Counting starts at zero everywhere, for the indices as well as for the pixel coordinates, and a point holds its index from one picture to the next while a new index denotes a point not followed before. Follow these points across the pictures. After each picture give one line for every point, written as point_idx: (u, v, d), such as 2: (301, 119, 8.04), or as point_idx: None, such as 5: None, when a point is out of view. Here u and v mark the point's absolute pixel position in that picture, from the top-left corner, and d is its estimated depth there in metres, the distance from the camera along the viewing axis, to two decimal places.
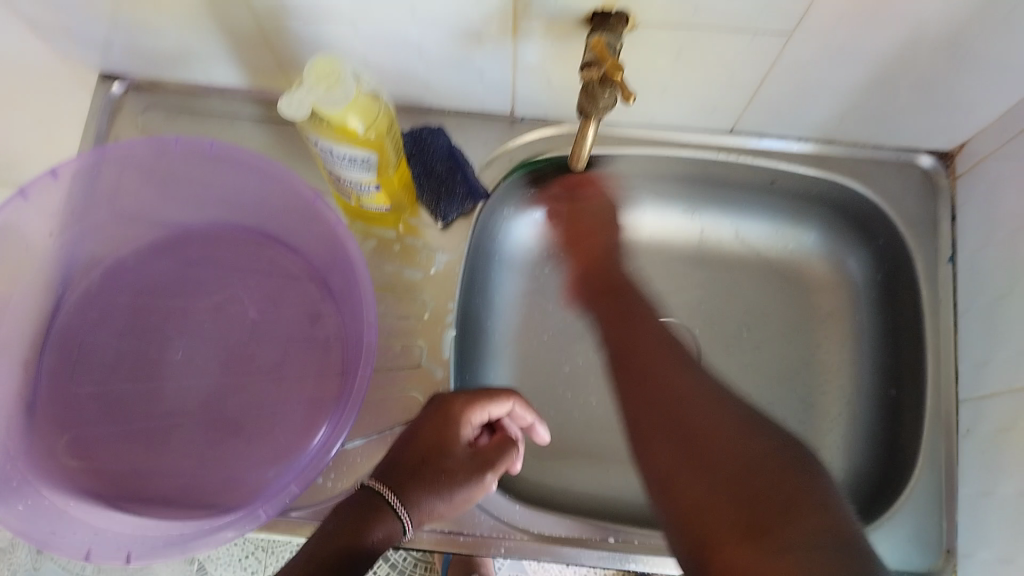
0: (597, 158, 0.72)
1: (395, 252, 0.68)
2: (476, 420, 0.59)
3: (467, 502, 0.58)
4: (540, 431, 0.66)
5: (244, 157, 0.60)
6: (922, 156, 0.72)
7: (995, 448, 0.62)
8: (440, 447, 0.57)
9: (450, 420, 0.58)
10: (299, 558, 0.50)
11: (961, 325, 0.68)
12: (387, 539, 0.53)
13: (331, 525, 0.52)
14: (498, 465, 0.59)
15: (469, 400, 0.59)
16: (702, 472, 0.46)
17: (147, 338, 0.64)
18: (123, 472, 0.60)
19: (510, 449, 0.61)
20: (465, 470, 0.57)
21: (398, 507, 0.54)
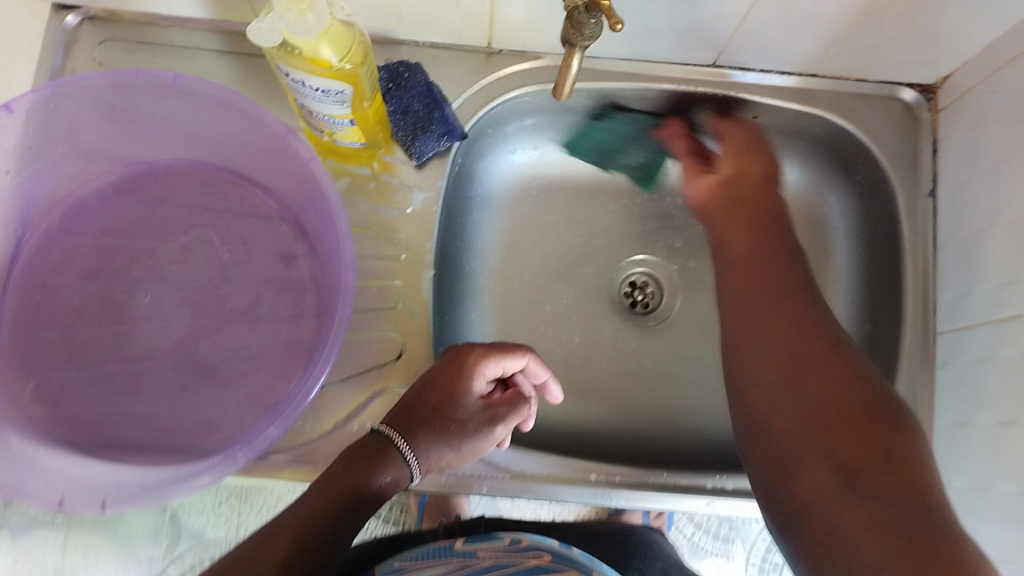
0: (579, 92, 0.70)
1: (370, 190, 0.66)
2: (490, 373, 0.58)
3: (474, 453, 0.58)
4: (552, 390, 0.65)
5: (210, 90, 0.57)
6: (905, 90, 0.71)
7: (972, 380, 0.63)
8: (453, 399, 0.56)
9: (465, 372, 0.56)
10: (306, 497, 0.52)
11: (941, 260, 0.68)
12: (394, 484, 0.54)
13: (340, 465, 0.53)
14: (508, 420, 0.59)
15: (485, 352, 0.57)
16: (775, 394, 0.52)
17: (113, 280, 0.62)
18: (95, 418, 0.59)
19: (522, 404, 0.60)
20: (475, 422, 0.57)
21: (410, 454, 0.54)
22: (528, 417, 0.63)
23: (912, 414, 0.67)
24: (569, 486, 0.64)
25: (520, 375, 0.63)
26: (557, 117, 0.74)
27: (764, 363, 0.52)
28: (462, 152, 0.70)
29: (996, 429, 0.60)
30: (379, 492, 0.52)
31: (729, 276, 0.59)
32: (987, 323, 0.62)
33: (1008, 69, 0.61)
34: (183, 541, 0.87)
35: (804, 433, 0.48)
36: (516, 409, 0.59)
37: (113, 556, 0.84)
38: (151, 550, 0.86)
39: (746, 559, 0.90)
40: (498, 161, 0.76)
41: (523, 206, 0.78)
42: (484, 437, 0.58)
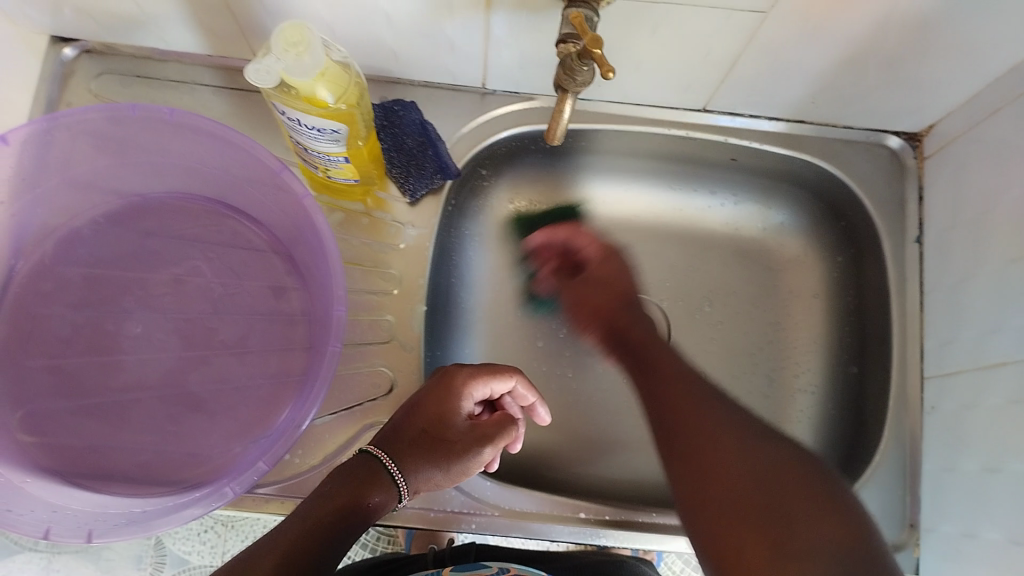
0: (570, 133, 0.72)
1: (363, 225, 0.66)
2: (478, 394, 0.59)
3: (464, 475, 0.58)
4: (541, 410, 0.65)
5: (205, 126, 0.58)
6: (890, 137, 0.73)
7: (959, 425, 0.63)
8: (440, 420, 0.57)
9: (453, 392, 0.57)
10: (294, 518, 0.50)
11: (926, 305, 0.69)
12: (384, 504, 0.54)
13: (328, 485, 0.53)
14: (497, 440, 0.59)
15: (470, 374, 0.58)
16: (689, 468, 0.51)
17: (105, 311, 0.62)
18: (81, 449, 0.59)
19: (510, 427, 0.60)
20: (464, 443, 0.58)
21: (397, 475, 0.55)
22: (517, 438, 0.63)
23: (899, 457, 0.67)
24: (558, 524, 0.63)
25: (507, 398, 0.64)
26: (549, 157, 0.76)
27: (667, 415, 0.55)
28: (455, 191, 0.71)
29: (980, 477, 0.60)
30: (368, 512, 0.52)
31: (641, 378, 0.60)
32: (972, 369, 0.62)
33: (991, 120, 0.62)
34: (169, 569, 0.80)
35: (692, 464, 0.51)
36: (505, 430, 0.60)
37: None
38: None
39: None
40: (490, 201, 0.77)
41: None
42: (474, 457, 0.58)
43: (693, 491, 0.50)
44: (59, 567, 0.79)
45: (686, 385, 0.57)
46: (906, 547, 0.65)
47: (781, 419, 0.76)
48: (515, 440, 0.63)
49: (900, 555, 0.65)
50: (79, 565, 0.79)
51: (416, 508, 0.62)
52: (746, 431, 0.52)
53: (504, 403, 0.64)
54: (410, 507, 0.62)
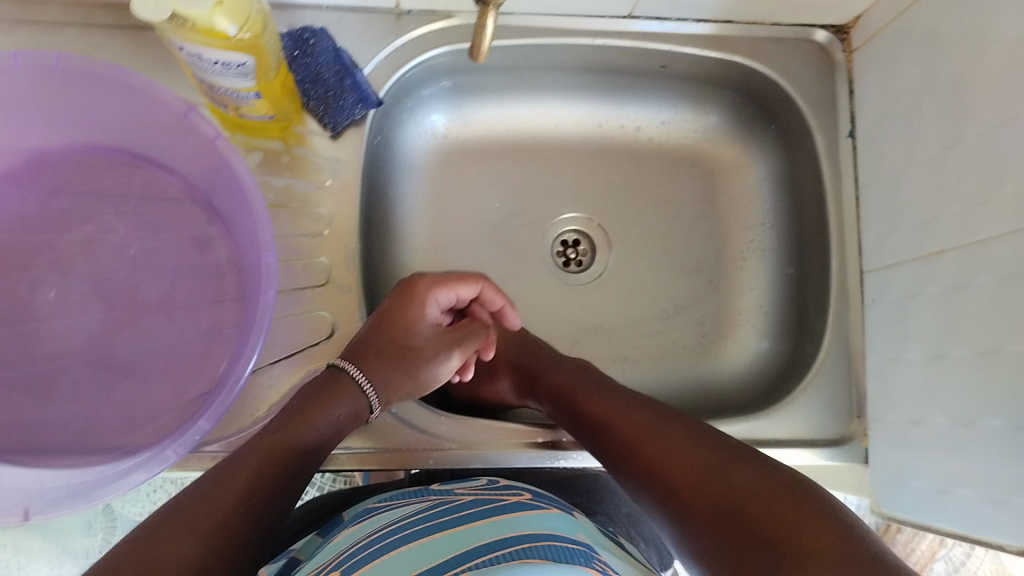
0: (497, 49, 0.68)
1: (285, 163, 0.63)
2: (442, 298, 0.64)
3: (436, 380, 0.62)
4: (511, 316, 0.68)
5: (98, 70, 0.53)
6: (817, 31, 0.71)
7: (901, 315, 0.64)
8: (408, 329, 0.60)
9: (415, 301, 0.61)
10: (266, 431, 0.51)
11: (861, 200, 0.69)
12: (352, 413, 0.55)
13: (296, 401, 0.54)
14: (465, 343, 0.64)
15: (433, 280, 0.63)
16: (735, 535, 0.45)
17: (16, 278, 0.58)
18: (7, 424, 0.55)
19: (477, 330, 0.66)
20: (430, 347, 0.61)
21: (364, 381, 0.56)
22: (489, 344, 0.68)
23: (844, 351, 0.69)
24: (516, 453, 0.63)
25: (476, 304, 0.69)
26: (474, 78, 0.72)
27: (689, 446, 0.51)
28: (379, 122, 0.68)
29: (925, 365, 0.61)
30: (335, 422, 0.53)
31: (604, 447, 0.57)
32: (912, 260, 0.63)
33: (919, 6, 0.61)
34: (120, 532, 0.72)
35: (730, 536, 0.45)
36: (471, 333, 0.65)
37: (44, 553, 0.73)
38: (85, 543, 0.73)
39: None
40: (418, 129, 0.74)
41: (445, 171, 0.76)
42: (443, 359, 0.62)
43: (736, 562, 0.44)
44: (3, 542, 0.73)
45: (655, 448, 0.52)
46: (853, 439, 0.67)
47: (726, 326, 0.77)
48: (486, 345, 0.68)
49: (850, 447, 0.67)
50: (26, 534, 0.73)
51: (370, 450, 0.61)
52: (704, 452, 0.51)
53: (473, 310, 0.69)
54: (363, 450, 0.61)
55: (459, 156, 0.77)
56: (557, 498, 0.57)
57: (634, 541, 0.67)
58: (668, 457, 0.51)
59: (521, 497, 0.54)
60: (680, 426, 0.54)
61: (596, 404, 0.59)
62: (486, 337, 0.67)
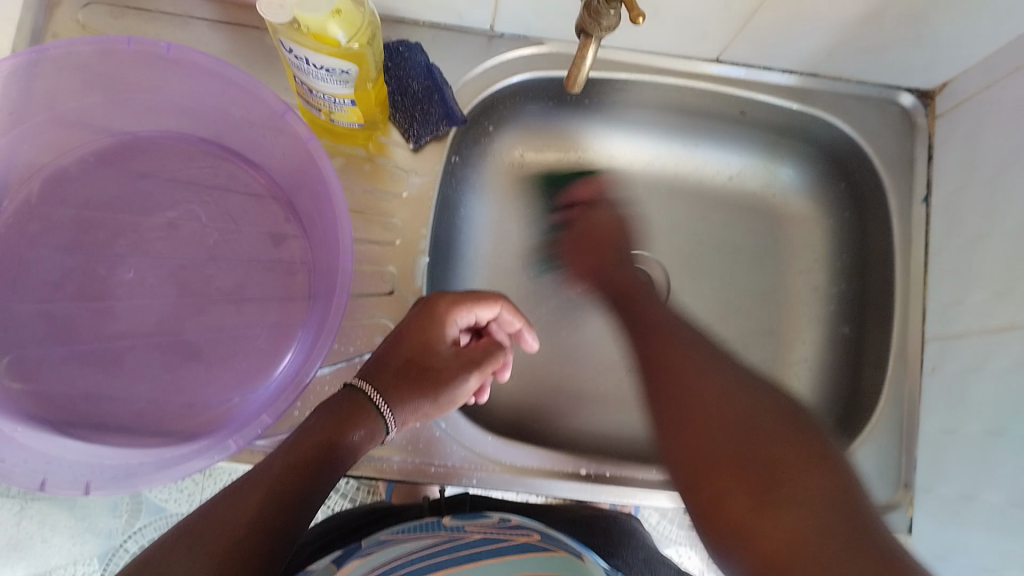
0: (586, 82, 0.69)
1: (365, 171, 0.64)
2: (461, 318, 0.59)
3: (453, 402, 0.58)
4: (529, 337, 0.65)
5: (205, 65, 0.55)
6: (903, 94, 0.71)
7: (965, 387, 0.63)
8: (427, 347, 0.57)
9: (435, 321, 0.57)
10: (279, 454, 0.49)
11: (931, 267, 0.69)
12: (369, 437, 0.52)
13: (311, 422, 0.51)
14: (483, 365, 0.60)
15: (454, 301, 0.59)
16: (716, 435, 0.49)
17: (97, 255, 0.60)
18: (72, 396, 0.57)
19: (496, 351, 0.61)
20: (451, 368, 0.58)
21: (385, 407, 0.53)
22: (504, 365, 0.64)
23: (898, 416, 0.68)
24: (560, 481, 0.64)
25: (493, 325, 0.64)
26: (556, 106, 0.73)
27: (721, 376, 0.53)
28: (458, 141, 0.69)
29: (983, 438, 0.60)
30: (350, 449, 0.51)
31: (652, 345, 0.60)
32: (980, 332, 0.62)
33: (1009, 80, 0.61)
34: (145, 515, 0.72)
35: (709, 442, 0.49)
36: (489, 355, 0.61)
37: (69, 529, 0.71)
38: (110, 523, 0.72)
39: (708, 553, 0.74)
40: (494, 150, 0.75)
41: (514, 193, 0.77)
42: (461, 381, 0.58)
43: (681, 441, 0.51)
44: (32, 512, 0.70)
45: (693, 374, 0.54)
46: (899, 507, 0.66)
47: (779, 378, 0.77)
48: (502, 366, 0.64)
49: (895, 513, 0.66)
50: (54, 509, 0.71)
51: (415, 462, 0.61)
52: (733, 377, 0.54)
53: (490, 330, 0.64)
54: (408, 462, 0.61)
55: (530, 179, 0.78)
56: (564, 539, 0.56)
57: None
58: (672, 379, 0.55)
59: (528, 538, 0.54)
60: (724, 363, 0.55)
61: (668, 334, 0.61)
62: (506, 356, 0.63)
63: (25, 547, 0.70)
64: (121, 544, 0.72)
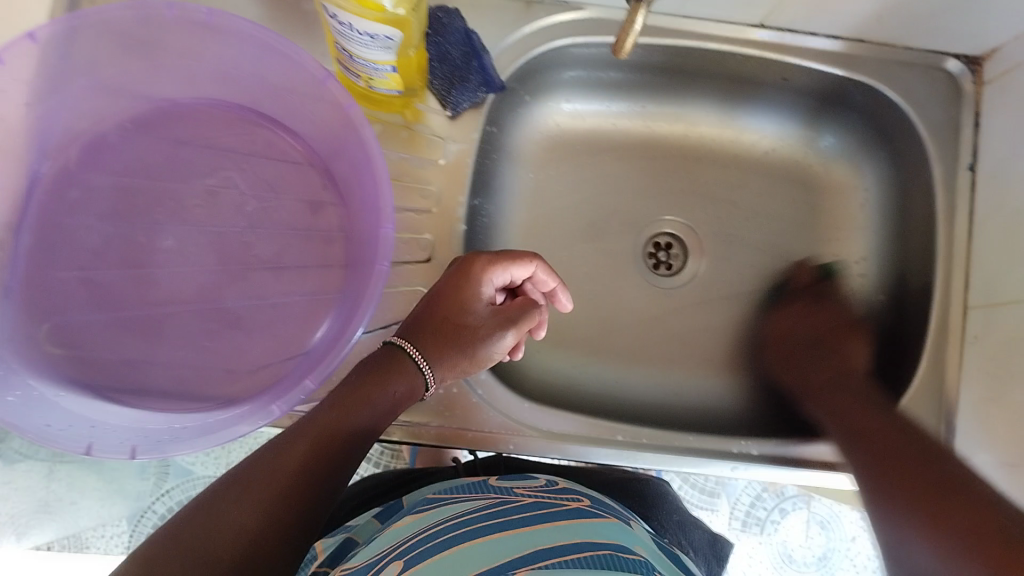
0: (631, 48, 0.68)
1: (402, 138, 0.63)
2: (498, 277, 0.58)
3: (489, 359, 0.58)
4: (564, 298, 0.65)
5: (244, 28, 0.54)
6: (949, 60, 0.70)
7: (1012, 357, 0.62)
8: (464, 305, 0.56)
9: (472, 279, 0.57)
10: (322, 408, 0.51)
11: (974, 235, 0.68)
12: (409, 392, 0.54)
13: (353, 376, 0.53)
14: (520, 323, 0.59)
15: (491, 259, 0.57)
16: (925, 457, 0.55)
17: (137, 223, 0.60)
18: (115, 361, 0.58)
19: (534, 310, 0.60)
20: (487, 326, 0.57)
21: (421, 361, 0.54)
22: (541, 323, 0.63)
23: (938, 386, 0.67)
24: (597, 447, 0.63)
25: (528, 283, 0.64)
26: (593, 73, 0.72)
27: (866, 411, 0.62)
28: (495, 107, 0.68)
29: None
30: (391, 402, 0.52)
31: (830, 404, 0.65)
32: None
33: None
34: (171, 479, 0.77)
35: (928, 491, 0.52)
36: (529, 311, 0.60)
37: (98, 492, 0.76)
38: (139, 486, 0.77)
39: (731, 514, 0.82)
40: (529, 116, 0.74)
41: (548, 160, 0.77)
42: (498, 338, 0.57)
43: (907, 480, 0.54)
44: (61, 476, 0.75)
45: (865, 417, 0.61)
46: None
47: None
48: (538, 325, 0.63)
49: None
50: (83, 473, 0.75)
51: (452, 427, 0.62)
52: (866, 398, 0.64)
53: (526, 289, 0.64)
54: (445, 427, 0.62)
55: (564, 145, 0.77)
56: (613, 505, 0.57)
57: (688, 550, 0.67)
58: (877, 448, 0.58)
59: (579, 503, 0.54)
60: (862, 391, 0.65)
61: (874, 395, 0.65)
62: (541, 314, 0.62)
63: (53, 509, 0.75)
64: (150, 506, 0.76)
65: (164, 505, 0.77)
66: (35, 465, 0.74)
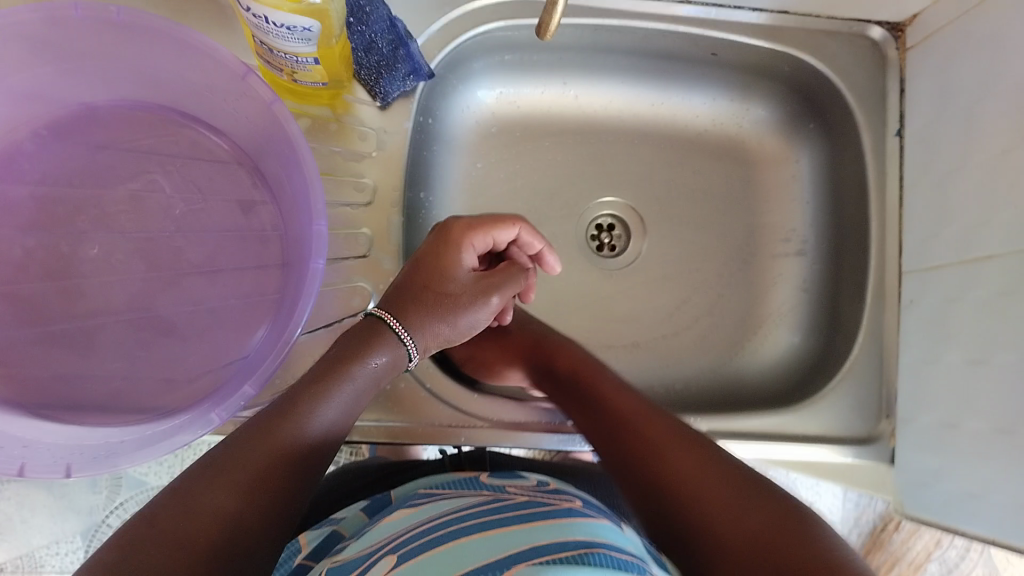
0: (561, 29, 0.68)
1: (331, 132, 0.62)
2: (478, 242, 0.60)
3: (473, 324, 0.58)
4: (550, 258, 0.66)
5: (158, 25, 0.52)
6: (873, 28, 0.70)
7: (944, 316, 0.63)
8: (444, 271, 0.57)
9: (453, 245, 0.58)
10: (303, 380, 0.49)
11: (906, 199, 0.69)
12: (389, 364, 0.53)
13: (332, 350, 0.51)
14: (505, 288, 0.60)
15: (471, 224, 0.59)
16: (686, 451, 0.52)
17: (58, 233, 0.58)
18: (46, 377, 0.55)
19: (517, 274, 0.62)
20: (469, 293, 0.58)
21: (401, 331, 0.53)
22: (529, 287, 0.67)
23: (876, 348, 0.69)
24: (546, 435, 0.63)
25: (513, 249, 0.65)
26: (525, 56, 0.72)
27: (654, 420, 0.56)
28: (426, 96, 0.67)
29: (962, 367, 0.61)
30: (371, 374, 0.51)
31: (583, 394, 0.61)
32: (957, 263, 0.62)
33: (982, 8, 0.60)
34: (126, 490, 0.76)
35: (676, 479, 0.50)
36: (510, 278, 0.61)
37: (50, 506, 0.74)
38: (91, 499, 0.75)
39: None
40: (463, 103, 0.73)
41: (484, 147, 0.76)
42: (483, 304, 0.58)
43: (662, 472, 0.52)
44: (10, 495, 0.72)
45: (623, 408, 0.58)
46: (882, 437, 0.67)
47: (761, 320, 0.77)
48: (527, 289, 0.67)
49: (876, 446, 0.67)
50: (32, 490, 0.73)
51: (400, 423, 0.61)
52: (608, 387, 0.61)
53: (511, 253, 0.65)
54: (394, 423, 0.61)
55: (499, 131, 0.76)
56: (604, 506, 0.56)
57: None
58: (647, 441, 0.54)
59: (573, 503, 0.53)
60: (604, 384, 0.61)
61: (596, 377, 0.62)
62: (525, 280, 0.64)
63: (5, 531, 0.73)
64: (103, 519, 0.75)
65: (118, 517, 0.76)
66: None
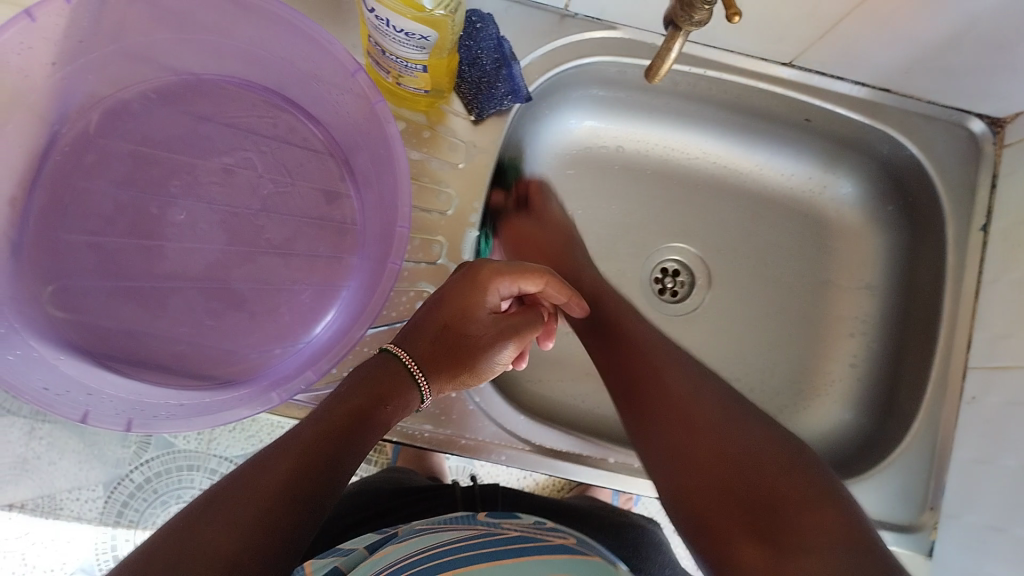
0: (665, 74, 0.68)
1: (424, 139, 0.63)
2: (504, 288, 0.58)
3: (487, 369, 0.57)
4: (576, 307, 0.63)
5: (284, 13, 0.54)
6: (973, 119, 0.70)
7: (1005, 419, 0.63)
8: (466, 314, 0.55)
9: (479, 288, 0.56)
10: (309, 422, 0.47)
11: (982, 293, 0.68)
12: (403, 408, 0.51)
13: (344, 390, 0.50)
14: (521, 336, 0.59)
15: (501, 268, 0.57)
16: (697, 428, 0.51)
17: (149, 193, 0.60)
18: (116, 331, 0.58)
19: (534, 324, 0.60)
20: (486, 338, 0.57)
21: (419, 375, 0.53)
22: (548, 334, 0.66)
23: (930, 440, 0.68)
24: (583, 466, 0.64)
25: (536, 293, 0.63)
26: (620, 96, 0.73)
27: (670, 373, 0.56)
28: (518, 120, 0.68)
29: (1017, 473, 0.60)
30: (384, 419, 0.50)
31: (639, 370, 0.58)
32: None
33: None
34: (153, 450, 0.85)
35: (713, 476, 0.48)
36: (526, 327, 0.60)
37: (77, 454, 0.83)
38: (119, 453, 0.84)
39: None
40: (551, 130, 0.74)
41: (566, 171, 0.77)
42: (497, 350, 0.57)
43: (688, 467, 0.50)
44: (43, 435, 0.82)
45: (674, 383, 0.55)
46: (922, 529, 0.67)
47: (811, 393, 0.77)
48: (546, 334, 0.66)
49: (915, 536, 0.67)
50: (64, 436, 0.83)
51: (446, 433, 0.61)
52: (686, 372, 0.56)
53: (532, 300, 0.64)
54: (438, 432, 0.61)
55: (582, 161, 0.77)
56: (598, 545, 0.55)
57: None
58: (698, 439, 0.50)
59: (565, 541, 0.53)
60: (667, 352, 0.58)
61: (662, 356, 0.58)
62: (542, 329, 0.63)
63: (31, 469, 0.82)
64: (127, 473, 0.84)
65: (141, 474, 0.84)
66: (18, 421, 0.81)
